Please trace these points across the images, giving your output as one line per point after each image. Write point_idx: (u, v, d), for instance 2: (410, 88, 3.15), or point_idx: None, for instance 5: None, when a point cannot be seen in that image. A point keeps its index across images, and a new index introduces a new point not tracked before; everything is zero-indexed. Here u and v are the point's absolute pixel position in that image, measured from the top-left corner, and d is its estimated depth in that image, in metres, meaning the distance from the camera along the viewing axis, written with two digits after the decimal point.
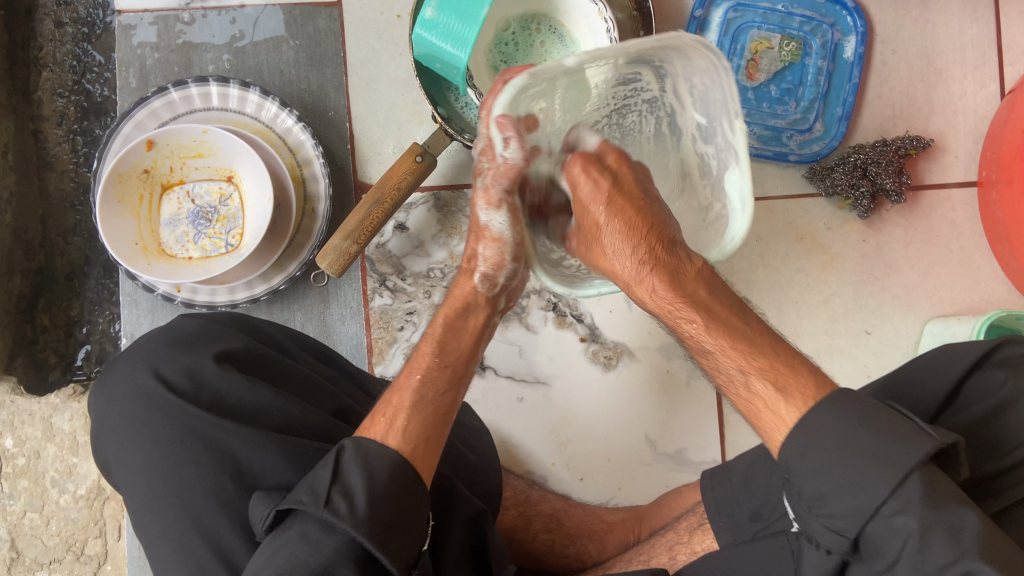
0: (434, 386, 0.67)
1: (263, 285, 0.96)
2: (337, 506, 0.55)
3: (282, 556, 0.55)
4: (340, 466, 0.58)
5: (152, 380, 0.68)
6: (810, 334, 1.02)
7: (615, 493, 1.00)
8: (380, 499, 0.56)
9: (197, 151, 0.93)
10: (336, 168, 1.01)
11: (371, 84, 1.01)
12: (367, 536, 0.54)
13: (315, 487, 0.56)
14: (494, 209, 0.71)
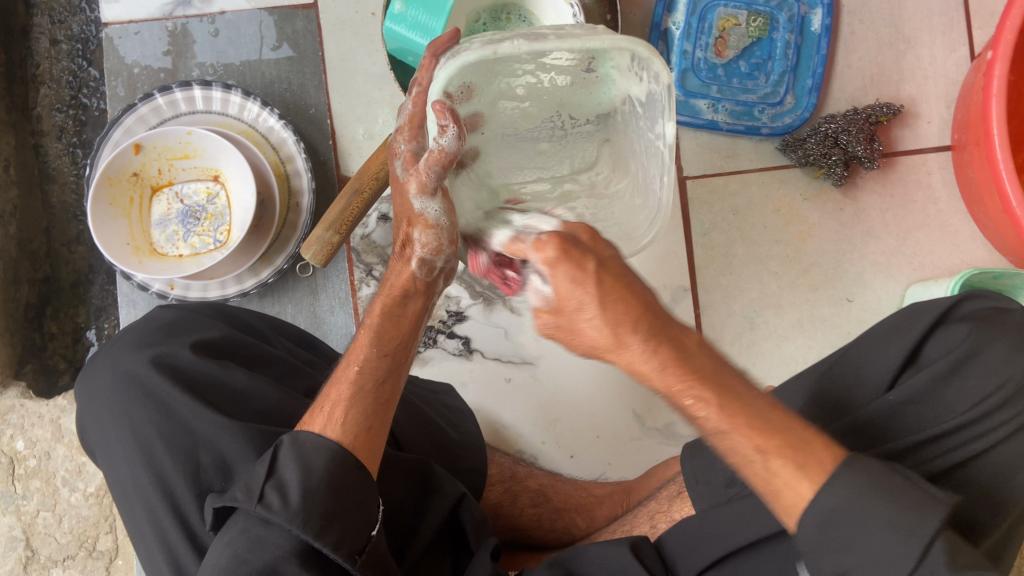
0: (373, 376, 0.66)
1: (252, 279, 0.99)
2: (269, 501, 0.56)
3: (225, 556, 0.55)
4: (276, 461, 0.59)
5: (133, 367, 0.71)
6: (791, 304, 1.03)
7: (605, 468, 1.02)
8: (316, 492, 0.57)
9: (183, 153, 0.96)
10: (320, 163, 1.04)
11: (350, 81, 1.04)
12: (303, 529, 0.55)
13: (251, 485, 0.58)
14: (429, 197, 0.65)
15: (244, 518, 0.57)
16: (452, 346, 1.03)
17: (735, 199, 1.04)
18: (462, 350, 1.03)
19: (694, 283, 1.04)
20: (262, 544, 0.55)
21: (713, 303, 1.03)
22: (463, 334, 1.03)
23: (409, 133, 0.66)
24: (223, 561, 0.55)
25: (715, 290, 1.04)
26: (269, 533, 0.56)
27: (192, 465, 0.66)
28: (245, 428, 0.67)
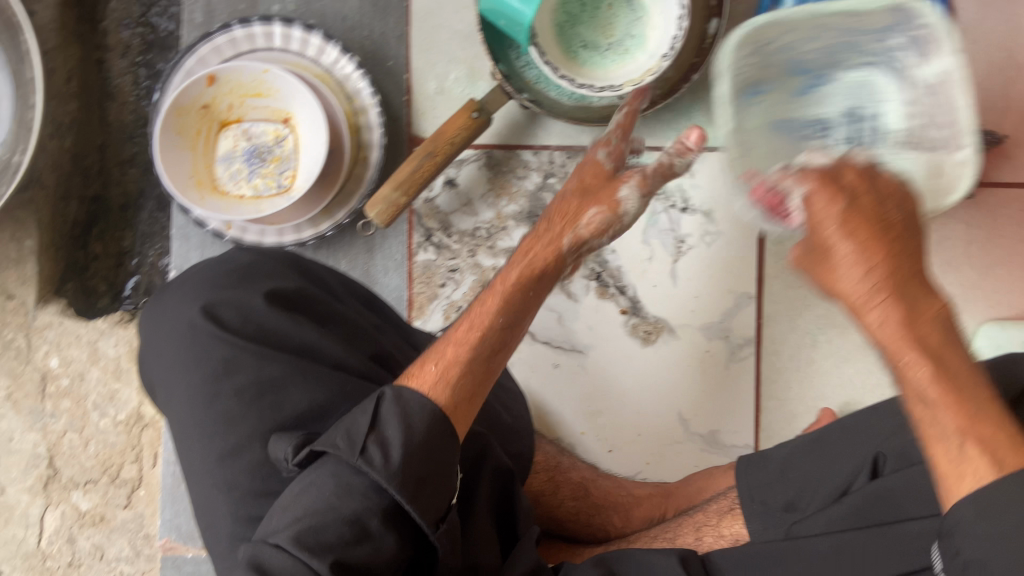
0: (490, 343, 0.66)
1: (311, 230, 0.96)
2: (372, 456, 0.55)
3: (309, 496, 0.54)
4: (379, 415, 0.57)
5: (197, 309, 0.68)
6: (858, 326, 0.99)
7: (643, 468, 0.99)
8: (415, 451, 0.56)
9: (259, 88, 0.93)
10: (391, 118, 1.00)
11: (433, 36, 1.00)
12: (398, 489, 0.54)
13: (352, 434, 0.56)
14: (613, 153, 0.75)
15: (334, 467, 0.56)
16: None
17: None
18: None
19: (759, 291, 1.00)
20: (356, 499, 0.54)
21: (776, 317, 1.00)
22: None
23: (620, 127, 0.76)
24: (309, 500, 0.54)
25: (780, 303, 1.00)
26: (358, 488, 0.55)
27: (245, 417, 0.64)
28: (308, 389, 0.65)
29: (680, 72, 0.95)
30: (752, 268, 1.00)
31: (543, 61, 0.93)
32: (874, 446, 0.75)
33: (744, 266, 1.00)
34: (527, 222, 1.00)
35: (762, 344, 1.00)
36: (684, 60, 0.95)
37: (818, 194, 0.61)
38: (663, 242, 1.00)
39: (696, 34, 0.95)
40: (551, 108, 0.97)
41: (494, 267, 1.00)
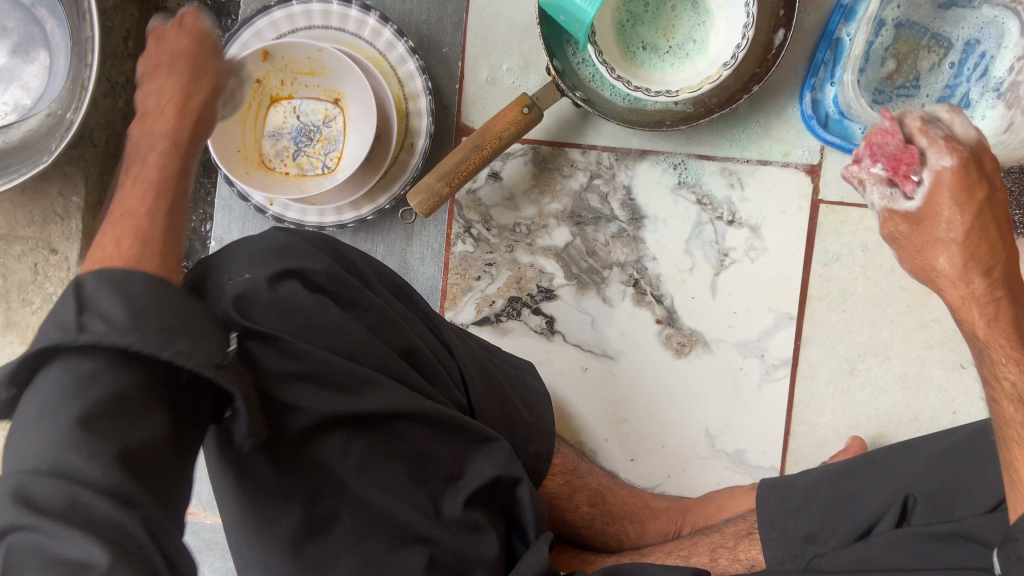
0: (151, 200, 0.53)
1: (352, 212, 0.96)
2: (93, 330, 0.43)
3: (32, 404, 0.42)
4: (87, 293, 0.45)
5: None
6: (900, 357, 0.97)
7: (664, 480, 0.98)
8: (145, 306, 0.45)
9: (309, 70, 0.92)
10: (441, 106, 0.99)
11: (491, 25, 0.98)
12: (133, 345, 0.43)
13: (62, 319, 0.44)
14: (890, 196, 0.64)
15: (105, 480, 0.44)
16: (535, 322, 1.00)
17: (868, 234, 0.97)
18: (544, 329, 1.00)
19: (801, 313, 0.97)
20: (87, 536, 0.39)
21: (816, 340, 0.97)
22: (548, 313, 1.00)
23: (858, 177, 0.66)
24: (39, 403, 0.42)
25: (821, 326, 0.97)
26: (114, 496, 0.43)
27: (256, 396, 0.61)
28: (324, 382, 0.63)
29: (740, 82, 0.93)
30: (795, 289, 0.97)
31: (600, 60, 0.90)
32: (904, 487, 0.74)
33: (787, 286, 0.97)
34: (568, 222, 0.99)
35: (799, 367, 0.97)
36: (746, 70, 0.93)
37: (956, 175, 0.60)
38: (706, 254, 0.98)
39: (761, 43, 0.92)
40: (604, 109, 0.95)
41: (530, 265, 1.00)
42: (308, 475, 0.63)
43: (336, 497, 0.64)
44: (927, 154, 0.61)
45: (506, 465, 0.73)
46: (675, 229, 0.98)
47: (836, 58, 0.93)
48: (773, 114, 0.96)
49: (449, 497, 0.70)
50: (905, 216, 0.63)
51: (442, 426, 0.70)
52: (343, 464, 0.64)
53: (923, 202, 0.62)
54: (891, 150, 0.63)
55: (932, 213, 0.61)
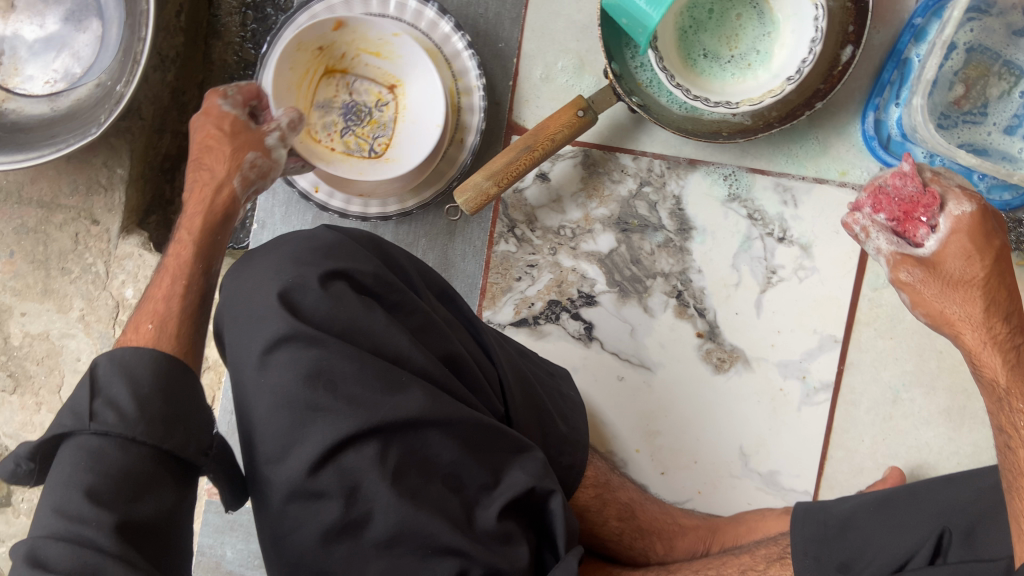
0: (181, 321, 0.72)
1: (397, 206, 0.95)
2: (102, 417, 0.56)
3: (72, 470, 0.55)
4: (98, 381, 0.59)
5: (90, 393, 0.58)
6: (945, 388, 0.94)
7: (693, 496, 0.96)
8: (148, 397, 0.59)
9: (377, 53, 0.92)
10: (493, 102, 0.98)
11: (549, 23, 0.96)
12: (143, 434, 0.57)
13: (76, 409, 0.57)
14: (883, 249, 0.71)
15: (120, 548, 0.51)
16: (573, 328, 0.98)
17: None
18: (582, 335, 0.98)
19: (847, 337, 0.95)
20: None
21: (859, 366, 0.95)
22: (587, 319, 0.98)
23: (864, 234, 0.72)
24: (65, 473, 0.54)
25: (867, 352, 0.95)
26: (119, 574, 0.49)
27: (297, 396, 0.62)
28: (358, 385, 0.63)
29: (802, 97, 0.90)
30: (843, 312, 0.95)
31: (660, 67, 0.88)
32: (943, 522, 0.72)
33: (834, 308, 0.95)
34: (614, 228, 0.97)
35: (840, 392, 0.95)
36: (809, 85, 0.90)
37: (971, 222, 0.66)
38: (753, 270, 0.96)
39: (827, 59, 0.89)
40: (659, 116, 0.93)
41: (573, 269, 0.98)
42: (340, 480, 0.62)
43: (368, 502, 0.63)
44: (945, 203, 0.68)
45: (540, 474, 0.71)
46: (724, 243, 0.96)
47: (902, 78, 0.90)
48: (832, 132, 0.94)
49: (482, 506, 0.68)
50: (920, 261, 0.69)
51: (477, 433, 0.68)
52: (375, 470, 0.62)
53: (934, 248, 0.68)
54: (908, 195, 0.69)
55: (945, 259, 0.67)
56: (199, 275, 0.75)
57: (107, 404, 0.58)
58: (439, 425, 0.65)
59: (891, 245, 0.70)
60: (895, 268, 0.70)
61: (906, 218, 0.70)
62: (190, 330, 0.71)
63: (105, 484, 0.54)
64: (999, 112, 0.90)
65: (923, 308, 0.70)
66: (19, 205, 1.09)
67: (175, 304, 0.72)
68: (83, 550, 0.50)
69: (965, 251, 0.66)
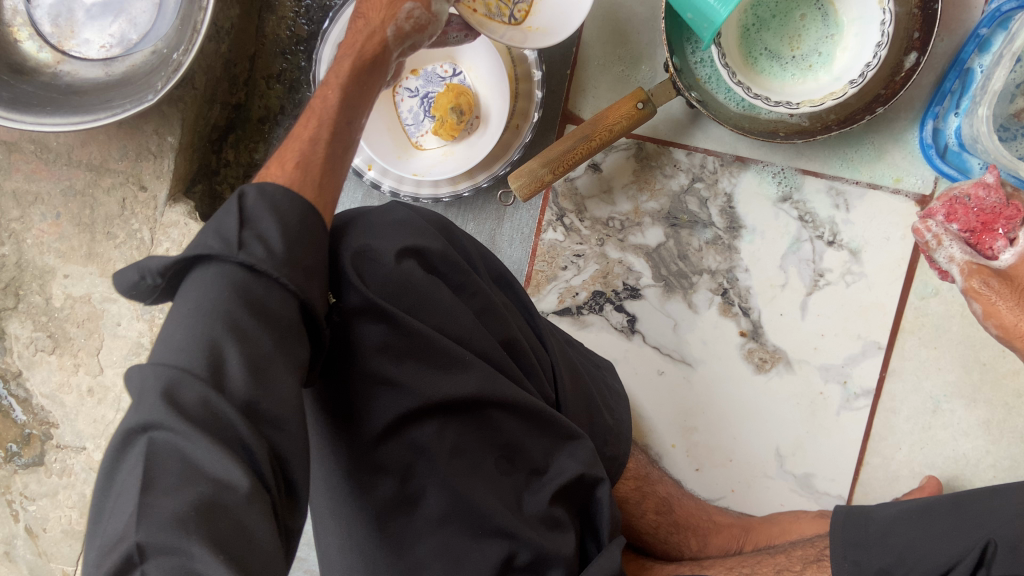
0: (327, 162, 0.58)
1: (449, 187, 0.95)
2: (252, 250, 0.48)
3: (206, 298, 0.46)
4: (245, 211, 0.50)
5: (239, 221, 0.49)
6: (986, 401, 0.93)
7: (727, 494, 0.97)
8: (297, 242, 0.51)
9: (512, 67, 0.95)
10: (550, 90, 0.98)
11: (610, 14, 0.96)
12: (287, 279, 0.49)
13: (223, 231, 0.49)
14: (957, 254, 0.76)
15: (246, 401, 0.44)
16: (617, 320, 0.99)
17: None
18: (625, 328, 0.99)
19: (890, 344, 0.95)
20: (216, 517, 0.40)
21: (901, 374, 0.95)
22: (631, 312, 0.98)
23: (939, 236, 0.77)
24: (203, 300, 0.46)
25: (910, 360, 0.95)
26: (251, 438, 0.43)
27: (366, 367, 0.62)
28: (424, 364, 0.63)
29: (862, 101, 0.91)
30: (889, 319, 0.95)
31: (722, 63, 0.88)
32: (986, 532, 0.72)
33: (880, 315, 0.95)
34: (663, 222, 0.97)
35: (880, 399, 0.95)
36: (869, 89, 0.90)
37: None
38: (801, 272, 0.96)
39: (889, 65, 0.89)
40: (716, 112, 0.92)
41: (619, 261, 0.98)
42: (403, 453, 0.63)
43: (427, 478, 0.64)
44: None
45: (589, 463, 0.72)
46: (773, 243, 0.96)
47: (964, 88, 0.89)
48: (889, 138, 0.94)
49: (532, 491, 0.70)
50: (996, 273, 0.72)
51: (534, 418, 0.69)
52: (435, 447, 0.63)
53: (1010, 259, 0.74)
54: (989, 206, 0.76)
55: (1021, 272, 0.72)
56: (343, 126, 0.61)
57: (257, 238, 0.49)
58: (500, 405, 0.66)
59: (968, 253, 0.75)
60: (968, 277, 0.73)
61: (984, 229, 0.77)
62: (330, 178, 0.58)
63: (252, 328, 0.46)
64: None
65: (994, 320, 0.72)
66: (68, 166, 1.05)
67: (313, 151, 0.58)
68: (215, 395, 0.43)
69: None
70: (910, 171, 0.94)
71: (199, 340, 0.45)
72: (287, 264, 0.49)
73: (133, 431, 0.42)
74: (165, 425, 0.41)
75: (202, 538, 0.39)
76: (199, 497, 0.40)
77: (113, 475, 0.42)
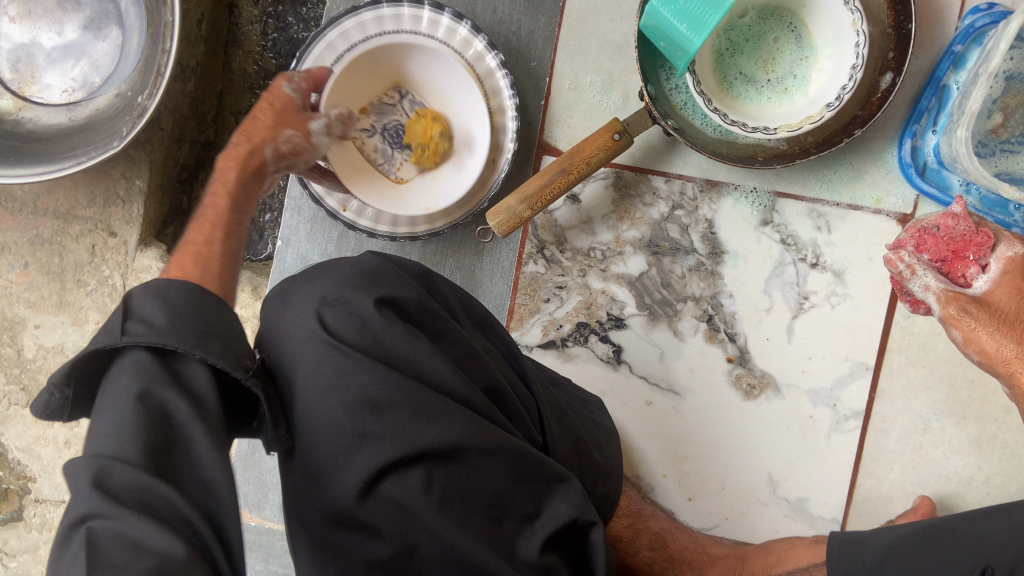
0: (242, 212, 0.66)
1: (427, 226, 0.93)
2: (133, 332, 0.51)
3: (113, 395, 0.50)
4: (131, 304, 0.52)
5: (122, 315, 0.52)
6: (979, 418, 0.93)
7: (721, 523, 0.96)
8: (182, 308, 0.52)
9: None
10: (523, 122, 0.97)
11: (583, 42, 0.95)
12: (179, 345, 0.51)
13: (110, 325, 0.52)
14: (929, 284, 0.75)
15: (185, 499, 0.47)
16: (602, 351, 0.97)
17: None
18: (611, 359, 0.97)
19: (878, 365, 0.94)
20: None
21: (890, 394, 0.94)
22: (616, 342, 0.97)
23: (911, 266, 0.76)
24: (111, 399, 0.50)
25: (899, 380, 0.94)
26: (192, 516, 0.47)
27: (344, 422, 0.61)
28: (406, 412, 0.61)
29: (840, 122, 0.89)
30: (876, 340, 0.94)
31: (697, 91, 0.86)
32: (982, 557, 0.72)
33: (867, 335, 0.94)
34: (645, 251, 0.96)
35: (871, 420, 0.94)
36: (847, 110, 0.89)
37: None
38: (785, 295, 0.95)
39: (865, 85, 0.89)
40: (694, 139, 0.91)
41: (602, 292, 0.97)
42: (386, 509, 0.60)
43: (413, 534, 0.61)
44: (996, 244, 0.74)
45: (581, 506, 0.68)
46: (756, 268, 0.95)
47: (941, 105, 0.90)
48: (868, 158, 0.93)
49: (524, 538, 0.66)
50: (973, 299, 0.72)
51: (522, 463, 0.66)
52: (420, 501, 0.61)
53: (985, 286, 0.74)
54: (960, 234, 0.75)
55: (998, 296, 0.72)
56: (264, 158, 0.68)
57: (142, 323, 0.51)
58: (487, 452, 0.64)
59: (943, 282, 0.74)
60: (946, 304, 0.73)
61: (956, 257, 0.75)
62: (227, 279, 0.61)
63: (170, 402, 0.50)
64: None
65: (975, 347, 0.72)
66: (34, 215, 1.02)
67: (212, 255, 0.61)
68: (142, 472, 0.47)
69: (1011, 284, 0.72)
70: (891, 191, 0.93)
71: (126, 422, 0.48)
72: (204, 338, 0.52)
73: (73, 525, 0.45)
74: (103, 514, 0.44)
75: None
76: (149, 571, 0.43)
77: (60, 570, 0.45)
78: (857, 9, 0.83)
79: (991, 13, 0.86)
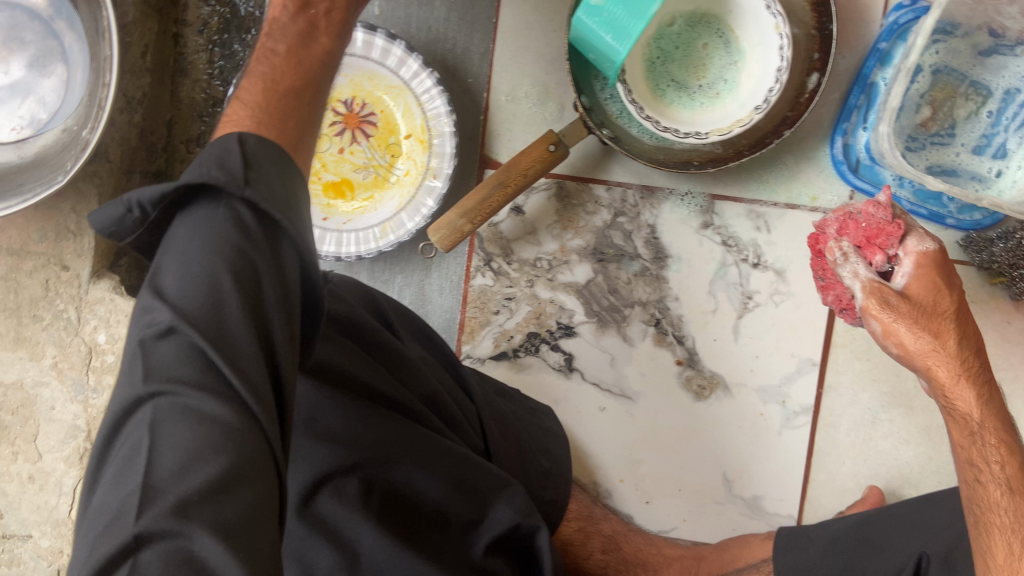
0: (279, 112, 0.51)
1: (372, 243, 0.95)
2: (254, 190, 0.43)
3: (203, 228, 0.42)
4: (246, 153, 0.44)
5: (242, 159, 0.44)
6: (924, 407, 0.95)
7: (679, 524, 0.96)
8: (280, 186, 0.44)
9: (424, 118, 0.95)
10: (464, 138, 0.98)
11: (518, 57, 0.96)
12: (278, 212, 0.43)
13: (223, 161, 0.43)
14: (855, 270, 0.69)
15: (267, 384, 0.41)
16: (553, 359, 0.98)
17: None
18: (562, 367, 0.98)
19: (824, 360, 0.96)
20: (230, 494, 0.37)
21: (838, 388, 0.96)
22: (567, 350, 0.98)
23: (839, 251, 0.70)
24: (196, 228, 0.42)
25: (845, 374, 0.96)
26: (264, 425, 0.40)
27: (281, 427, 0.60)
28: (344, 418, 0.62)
29: (770, 124, 0.91)
30: (820, 335, 0.96)
31: (629, 100, 0.88)
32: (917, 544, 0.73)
33: (812, 331, 0.96)
34: (591, 258, 0.98)
35: (820, 414, 0.96)
36: (777, 112, 0.91)
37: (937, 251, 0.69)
38: (730, 296, 0.96)
39: (793, 86, 0.90)
40: (630, 147, 0.93)
41: (551, 301, 0.98)
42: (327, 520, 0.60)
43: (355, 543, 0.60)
44: (907, 236, 0.70)
45: (526, 511, 0.70)
46: (699, 270, 0.96)
47: (869, 102, 0.91)
48: (802, 158, 0.95)
49: (469, 543, 0.67)
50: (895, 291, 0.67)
51: (461, 470, 0.67)
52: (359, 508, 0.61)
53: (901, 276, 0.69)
54: (877, 222, 0.70)
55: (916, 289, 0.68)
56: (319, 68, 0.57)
57: (258, 177, 0.44)
58: (423, 461, 0.65)
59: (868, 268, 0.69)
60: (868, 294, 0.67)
61: (871, 245, 0.70)
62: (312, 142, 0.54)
63: (258, 287, 0.42)
64: (966, 136, 0.91)
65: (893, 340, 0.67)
66: None
67: (290, 101, 0.53)
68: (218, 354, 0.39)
69: (929, 280, 0.68)
70: (826, 188, 0.95)
71: (206, 290, 0.40)
72: (288, 206, 0.44)
73: (138, 399, 0.39)
74: (170, 392, 0.38)
75: (207, 525, 0.36)
76: (206, 480, 0.37)
77: (117, 447, 0.39)
78: (779, 14, 0.85)
79: (913, 10, 0.87)
